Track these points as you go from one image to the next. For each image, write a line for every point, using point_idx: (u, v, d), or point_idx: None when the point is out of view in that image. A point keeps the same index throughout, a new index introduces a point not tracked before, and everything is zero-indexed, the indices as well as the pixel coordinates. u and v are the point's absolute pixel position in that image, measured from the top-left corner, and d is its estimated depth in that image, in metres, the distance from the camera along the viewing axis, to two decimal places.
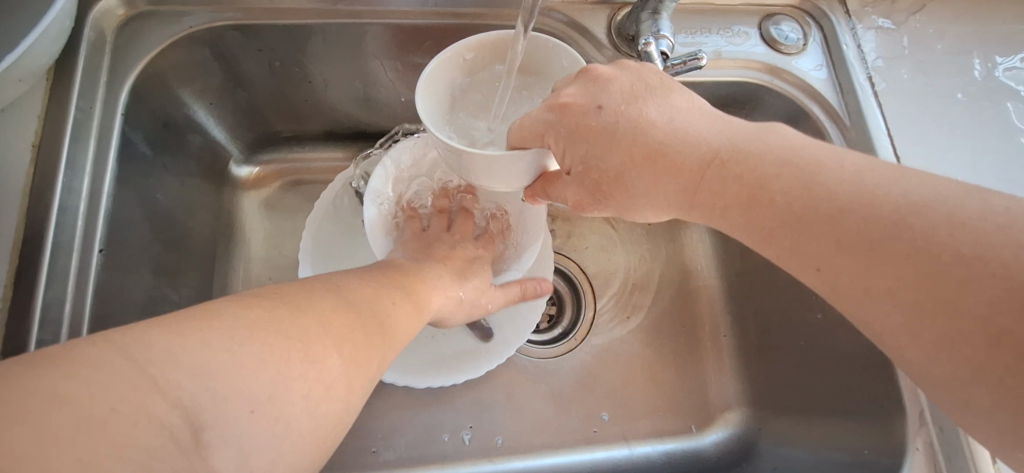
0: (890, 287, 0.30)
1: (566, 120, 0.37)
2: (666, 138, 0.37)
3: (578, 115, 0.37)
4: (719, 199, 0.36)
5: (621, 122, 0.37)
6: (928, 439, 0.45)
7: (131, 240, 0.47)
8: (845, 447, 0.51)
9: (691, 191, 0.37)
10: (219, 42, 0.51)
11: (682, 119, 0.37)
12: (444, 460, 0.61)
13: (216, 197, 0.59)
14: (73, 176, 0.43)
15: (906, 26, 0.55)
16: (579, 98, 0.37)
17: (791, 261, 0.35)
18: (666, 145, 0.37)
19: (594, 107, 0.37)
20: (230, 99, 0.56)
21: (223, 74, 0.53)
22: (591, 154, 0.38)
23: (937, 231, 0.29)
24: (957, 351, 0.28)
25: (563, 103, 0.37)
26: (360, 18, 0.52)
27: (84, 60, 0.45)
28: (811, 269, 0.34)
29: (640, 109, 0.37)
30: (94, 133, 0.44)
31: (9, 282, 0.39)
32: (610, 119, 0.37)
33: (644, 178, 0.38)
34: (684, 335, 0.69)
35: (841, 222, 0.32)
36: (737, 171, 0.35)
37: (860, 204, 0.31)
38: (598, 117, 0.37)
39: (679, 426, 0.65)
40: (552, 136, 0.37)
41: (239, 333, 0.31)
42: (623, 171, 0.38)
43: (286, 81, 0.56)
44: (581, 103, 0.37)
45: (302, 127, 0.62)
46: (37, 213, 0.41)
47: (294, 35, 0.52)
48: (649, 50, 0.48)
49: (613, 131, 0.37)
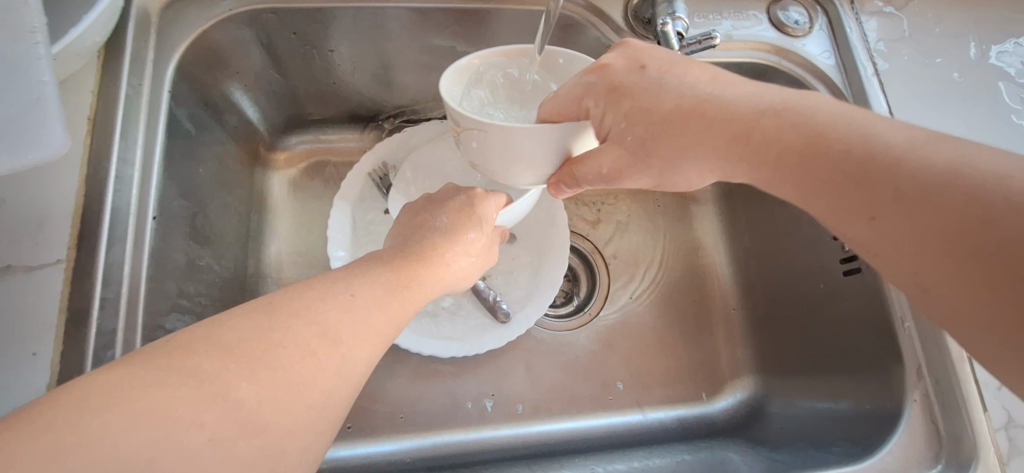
0: (921, 230, 0.31)
1: (606, 78, 0.39)
2: (707, 97, 0.38)
3: (621, 72, 0.39)
4: (769, 152, 0.36)
5: (664, 79, 0.39)
6: (925, 392, 0.48)
7: (177, 211, 0.49)
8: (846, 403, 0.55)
9: (743, 148, 0.37)
10: (257, 24, 0.53)
11: (718, 85, 0.39)
12: (467, 426, 0.64)
13: (247, 176, 0.62)
14: (126, 148, 0.45)
15: (907, 11, 0.59)
16: (623, 60, 0.40)
17: (840, 215, 0.35)
18: (707, 103, 0.38)
19: (637, 67, 0.40)
20: (263, 80, 0.59)
21: (257, 54, 0.56)
22: (631, 109, 0.38)
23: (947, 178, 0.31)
24: (972, 287, 0.29)
25: (605, 64, 0.40)
26: (391, 2, 0.54)
27: (130, 38, 0.47)
28: (862, 218, 0.33)
29: (678, 72, 0.40)
30: (144, 109, 0.47)
31: (73, 244, 0.41)
32: (652, 77, 0.40)
33: (685, 134, 0.38)
34: (693, 308, 0.72)
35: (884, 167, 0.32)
36: (787, 121, 0.36)
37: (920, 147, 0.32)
38: (640, 75, 0.40)
39: (689, 393, 0.68)
40: (592, 94, 0.38)
41: (295, 312, 0.33)
42: (664, 128, 0.38)
43: (317, 64, 0.59)
44: (625, 63, 0.40)
45: (328, 110, 0.65)
46: (94, 182, 0.43)
47: (328, 18, 0.54)
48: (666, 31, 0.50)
49: (654, 88, 0.39)
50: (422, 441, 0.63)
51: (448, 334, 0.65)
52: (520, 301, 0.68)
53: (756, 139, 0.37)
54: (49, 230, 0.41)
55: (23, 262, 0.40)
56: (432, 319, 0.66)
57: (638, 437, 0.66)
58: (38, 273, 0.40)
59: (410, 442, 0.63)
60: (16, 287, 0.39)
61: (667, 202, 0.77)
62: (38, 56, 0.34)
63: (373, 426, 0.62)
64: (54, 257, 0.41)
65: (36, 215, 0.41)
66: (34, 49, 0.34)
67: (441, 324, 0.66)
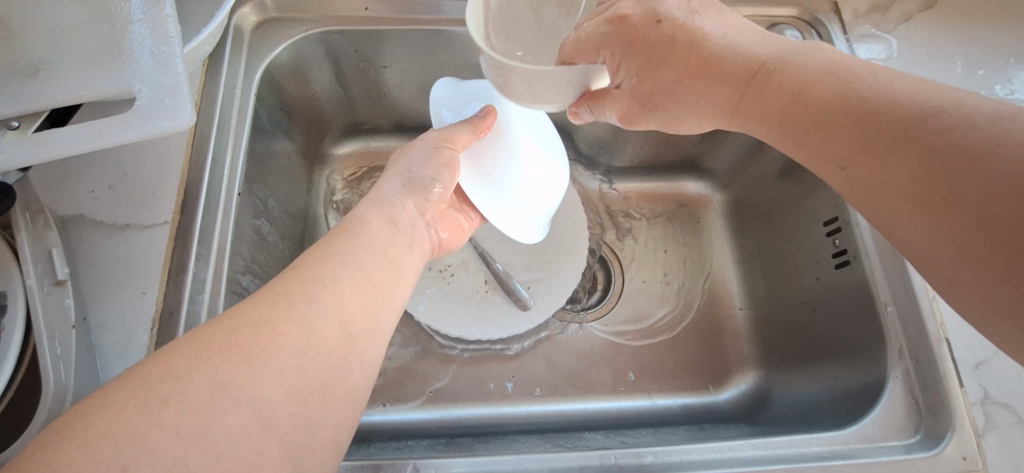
0: (915, 179, 0.35)
1: (625, 33, 0.42)
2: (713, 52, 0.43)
3: (638, 28, 0.42)
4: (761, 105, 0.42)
5: (677, 33, 0.43)
6: (907, 370, 0.53)
7: (255, 192, 0.59)
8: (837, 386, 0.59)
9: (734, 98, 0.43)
10: (327, 43, 0.64)
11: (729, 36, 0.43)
12: (489, 402, 0.71)
13: (308, 174, 0.72)
14: (221, 136, 0.55)
15: (897, 32, 0.65)
16: (640, 12, 0.43)
17: (822, 163, 0.40)
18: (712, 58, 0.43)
19: (655, 20, 0.43)
20: (327, 91, 0.69)
21: (326, 68, 0.66)
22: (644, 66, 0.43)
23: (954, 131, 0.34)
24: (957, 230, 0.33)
25: (622, 17, 0.42)
26: (437, 26, 0.64)
27: (228, 52, 0.58)
28: (837, 168, 0.40)
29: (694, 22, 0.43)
30: (236, 107, 0.57)
31: (177, 209, 0.51)
32: (668, 31, 0.43)
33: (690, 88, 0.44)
34: (702, 307, 0.78)
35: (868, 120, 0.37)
36: (779, 78, 0.42)
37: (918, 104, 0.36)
38: (657, 29, 0.42)
39: (696, 383, 0.73)
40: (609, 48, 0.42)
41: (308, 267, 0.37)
42: (673, 83, 0.44)
43: (373, 78, 0.69)
44: (642, 15, 0.43)
45: (379, 120, 0.75)
46: (195, 162, 0.53)
47: (385, 39, 0.65)
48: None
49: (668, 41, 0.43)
50: (447, 413, 0.69)
51: (475, 318, 0.72)
52: (541, 292, 0.74)
53: (813, 100, 0.40)
54: (159, 198, 0.51)
55: (139, 221, 0.50)
56: (461, 305, 0.73)
57: (648, 421, 0.71)
58: (149, 230, 0.50)
59: (436, 414, 0.69)
60: (133, 240, 0.49)
61: (678, 209, 0.83)
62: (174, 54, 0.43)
63: (405, 396, 0.70)
64: (162, 218, 0.50)
65: (150, 185, 0.51)
66: (173, 48, 0.43)
67: (468, 310, 0.73)
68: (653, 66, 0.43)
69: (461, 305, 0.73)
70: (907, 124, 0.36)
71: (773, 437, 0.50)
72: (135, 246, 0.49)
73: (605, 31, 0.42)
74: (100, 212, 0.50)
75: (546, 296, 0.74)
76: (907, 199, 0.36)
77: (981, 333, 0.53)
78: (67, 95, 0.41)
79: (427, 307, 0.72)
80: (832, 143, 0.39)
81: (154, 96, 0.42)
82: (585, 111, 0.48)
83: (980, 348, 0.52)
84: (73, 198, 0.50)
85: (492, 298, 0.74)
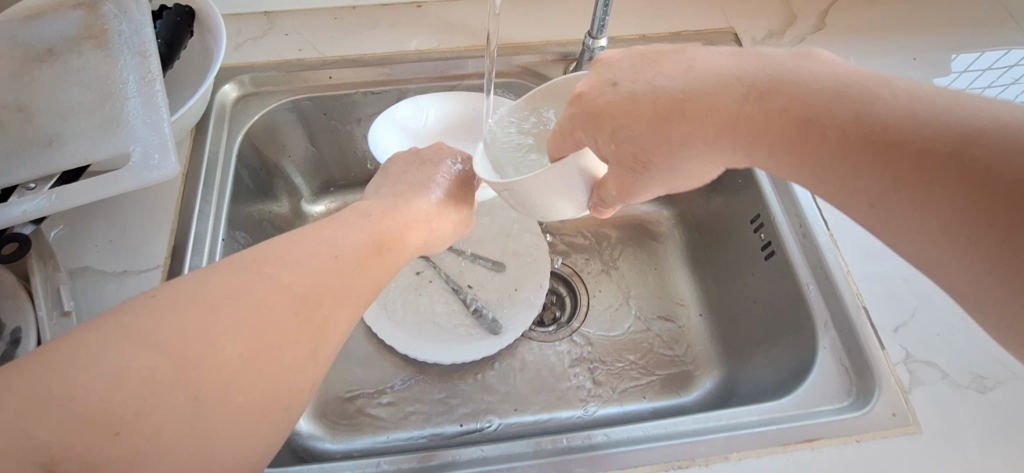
0: (943, 210, 0.32)
1: (582, 108, 0.44)
2: (688, 89, 0.41)
3: (591, 98, 0.44)
4: (779, 104, 0.38)
5: (635, 87, 0.43)
6: (835, 341, 0.57)
7: (239, 240, 0.67)
8: (781, 367, 0.63)
9: (747, 127, 0.40)
10: (299, 109, 0.74)
11: (697, 64, 0.43)
12: (466, 422, 0.75)
13: (289, 226, 0.80)
14: (207, 191, 0.64)
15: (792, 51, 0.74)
16: (594, 83, 0.45)
17: (841, 197, 0.38)
18: (692, 99, 0.41)
19: (609, 84, 0.45)
20: (302, 152, 0.78)
21: (301, 133, 0.76)
22: (614, 127, 0.43)
23: (952, 138, 0.32)
24: (949, 229, 0.32)
25: (579, 92, 0.45)
26: (393, 86, 0.74)
27: (212, 123, 0.68)
28: (862, 204, 0.37)
29: (656, 79, 0.43)
30: (220, 167, 0.66)
31: (167, 255, 0.59)
32: (625, 90, 0.44)
33: (686, 134, 0.41)
34: (663, 316, 0.83)
35: (872, 132, 0.34)
36: (786, 91, 0.38)
37: (859, 99, 0.36)
38: (612, 91, 0.44)
39: (664, 388, 0.77)
40: (581, 130, 0.44)
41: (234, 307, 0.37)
42: (653, 131, 0.42)
43: (343, 137, 0.79)
44: (597, 84, 0.45)
45: (353, 175, 0.84)
46: (185, 214, 0.61)
47: (349, 102, 0.75)
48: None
49: (625, 102, 0.43)
50: (427, 436, 0.73)
51: (446, 342, 0.77)
52: (508, 315, 0.80)
53: (826, 123, 0.36)
54: (153, 247, 0.59)
55: (136, 267, 0.58)
56: (432, 331, 0.79)
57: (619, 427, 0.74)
58: (144, 274, 0.57)
59: (417, 437, 0.73)
60: (130, 283, 0.57)
61: (634, 229, 0.90)
62: (162, 121, 0.53)
63: (386, 422, 0.74)
64: (155, 263, 0.58)
65: (145, 237, 0.59)
66: (161, 117, 0.53)
67: (440, 336, 0.78)
68: (624, 125, 0.43)
69: (434, 332, 0.79)
70: (882, 137, 0.34)
71: (714, 412, 0.54)
72: (131, 288, 0.56)
73: (576, 109, 0.45)
74: (102, 262, 0.57)
75: (513, 317, 0.80)
76: (930, 186, 0.32)
77: (896, 300, 0.58)
78: (76, 158, 0.50)
79: (401, 335, 0.78)
80: (865, 176, 0.35)
81: (145, 152, 0.51)
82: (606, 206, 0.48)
83: (896, 314, 0.57)
84: (78, 252, 0.58)
85: (462, 323, 0.80)
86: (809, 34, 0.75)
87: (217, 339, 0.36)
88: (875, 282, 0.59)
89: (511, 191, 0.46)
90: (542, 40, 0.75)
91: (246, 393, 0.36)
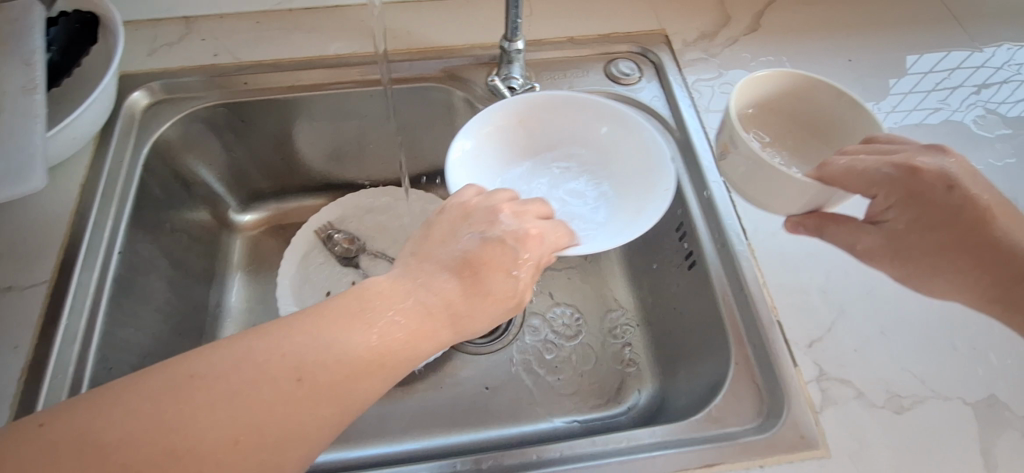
0: (990, 280, 0.46)
1: (908, 181, 0.44)
2: (999, 236, 0.45)
3: (926, 185, 0.44)
4: (976, 236, 0.45)
5: (961, 205, 0.45)
6: (747, 356, 0.54)
7: (142, 252, 0.65)
8: (700, 382, 0.61)
9: (955, 230, 0.45)
10: (214, 117, 0.72)
11: (952, 172, 0.45)
12: (389, 438, 0.72)
13: (213, 236, 0.78)
14: (105, 203, 0.62)
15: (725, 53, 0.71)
16: (935, 169, 0.44)
17: (903, 268, 0.49)
18: (995, 241, 0.45)
19: (946, 186, 0.44)
20: (225, 160, 0.77)
21: (220, 140, 0.74)
22: (917, 218, 0.45)
23: (1004, 253, 0.45)
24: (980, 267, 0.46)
25: (916, 168, 0.44)
26: (312, 91, 0.72)
27: (118, 131, 0.66)
28: (979, 270, 0.46)
29: (931, 164, 0.45)
30: (123, 178, 0.64)
31: (55, 269, 0.57)
32: (956, 200, 0.45)
33: (920, 239, 0.46)
34: (599, 328, 0.81)
35: (971, 233, 0.45)
36: (1001, 229, 0.45)
37: (976, 213, 0.45)
38: (946, 194, 0.44)
39: (596, 402, 0.74)
40: (890, 197, 0.45)
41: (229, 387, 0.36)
42: (936, 250, 0.46)
43: (271, 145, 0.78)
44: (935, 175, 0.44)
45: (285, 182, 0.83)
46: (79, 227, 0.60)
47: (267, 107, 0.73)
48: (496, 84, 0.64)
49: (949, 211, 0.45)
50: (348, 453, 0.71)
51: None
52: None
53: (959, 218, 0.45)
54: (40, 261, 0.57)
55: (19, 282, 0.55)
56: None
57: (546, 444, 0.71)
58: (27, 289, 0.55)
59: (337, 455, 0.71)
60: (11, 299, 0.54)
61: None
62: (35, 132, 0.51)
63: None
64: (40, 278, 0.56)
65: (33, 251, 0.57)
66: (33, 128, 0.51)
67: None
68: (936, 215, 0.45)
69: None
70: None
71: (615, 433, 0.51)
72: (12, 304, 0.54)
73: (875, 172, 0.44)
74: None
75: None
76: (965, 276, 0.47)
77: (814, 312, 0.54)
78: None
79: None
80: (929, 235, 0.46)
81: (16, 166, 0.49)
82: (802, 223, 0.51)
83: (811, 327, 0.54)
84: None
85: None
86: (742, 36, 0.73)
87: (193, 428, 0.34)
88: (795, 295, 0.55)
89: (739, 145, 0.49)
90: (466, 43, 0.73)
91: (268, 434, 0.36)
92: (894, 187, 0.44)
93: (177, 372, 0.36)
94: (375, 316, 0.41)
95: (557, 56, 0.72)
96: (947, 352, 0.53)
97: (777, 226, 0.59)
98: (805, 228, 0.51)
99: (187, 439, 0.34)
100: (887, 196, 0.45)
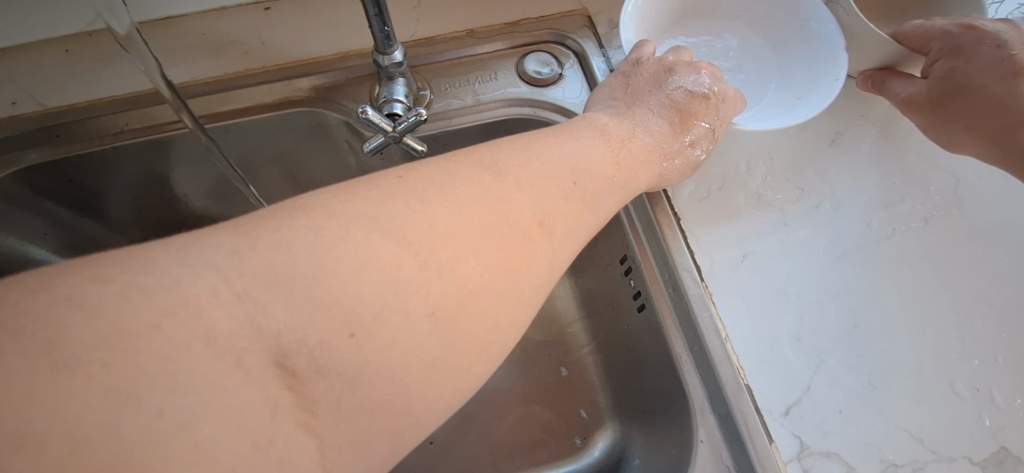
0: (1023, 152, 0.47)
1: (965, 36, 0.48)
2: (1009, 93, 0.47)
3: (974, 42, 0.48)
4: (958, 99, 0.48)
5: (1001, 62, 0.47)
6: (711, 430, 0.44)
7: None
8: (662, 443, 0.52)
9: (939, 96, 0.49)
10: (30, 181, 0.57)
11: (1009, 33, 0.48)
12: None
13: None
14: None
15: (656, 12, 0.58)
16: (990, 31, 0.48)
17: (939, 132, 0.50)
18: (1006, 100, 0.47)
19: (994, 45, 0.48)
20: (66, 225, 0.62)
21: (50, 204, 0.60)
22: (958, 69, 0.48)
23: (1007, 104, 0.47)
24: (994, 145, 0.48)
25: (971, 26, 0.48)
26: (154, 134, 0.57)
27: None
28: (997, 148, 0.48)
29: (1003, 27, 0.48)
30: None
31: None
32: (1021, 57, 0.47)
33: (993, 89, 0.47)
34: (551, 360, 0.71)
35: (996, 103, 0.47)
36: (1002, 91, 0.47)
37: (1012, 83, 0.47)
38: (993, 51, 0.47)
39: (555, 449, 0.66)
40: (937, 44, 0.49)
41: (433, 190, 0.31)
42: (980, 88, 0.47)
43: (124, 197, 0.63)
44: (988, 35, 0.48)
45: (156, 235, 0.69)
46: None
47: (100, 159, 0.58)
48: (370, 115, 0.48)
49: (994, 64, 0.47)
50: None
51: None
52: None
53: (980, 84, 0.48)
54: None
55: None
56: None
57: None
58: None
59: None
60: None
61: None
62: None
63: None
64: None
65: None
66: None
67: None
68: (966, 76, 0.48)
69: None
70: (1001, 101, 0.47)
71: None
72: None
73: (946, 30, 0.48)
74: None
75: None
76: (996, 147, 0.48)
77: (787, 368, 0.45)
78: None
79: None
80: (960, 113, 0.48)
81: None
82: (875, 81, 0.53)
83: (784, 389, 0.44)
84: None
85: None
86: None
87: (402, 285, 0.27)
88: (763, 347, 0.46)
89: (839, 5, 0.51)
90: (338, 52, 0.58)
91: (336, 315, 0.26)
92: (947, 37, 0.48)
93: (396, 194, 0.30)
94: (540, 153, 0.36)
95: (455, 57, 0.58)
96: (946, 398, 0.44)
97: (735, 258, 0.49)
98: (874, 82, 0.53)
99: (343, 309, 0.26)
100: (939, 48, 0.49)
